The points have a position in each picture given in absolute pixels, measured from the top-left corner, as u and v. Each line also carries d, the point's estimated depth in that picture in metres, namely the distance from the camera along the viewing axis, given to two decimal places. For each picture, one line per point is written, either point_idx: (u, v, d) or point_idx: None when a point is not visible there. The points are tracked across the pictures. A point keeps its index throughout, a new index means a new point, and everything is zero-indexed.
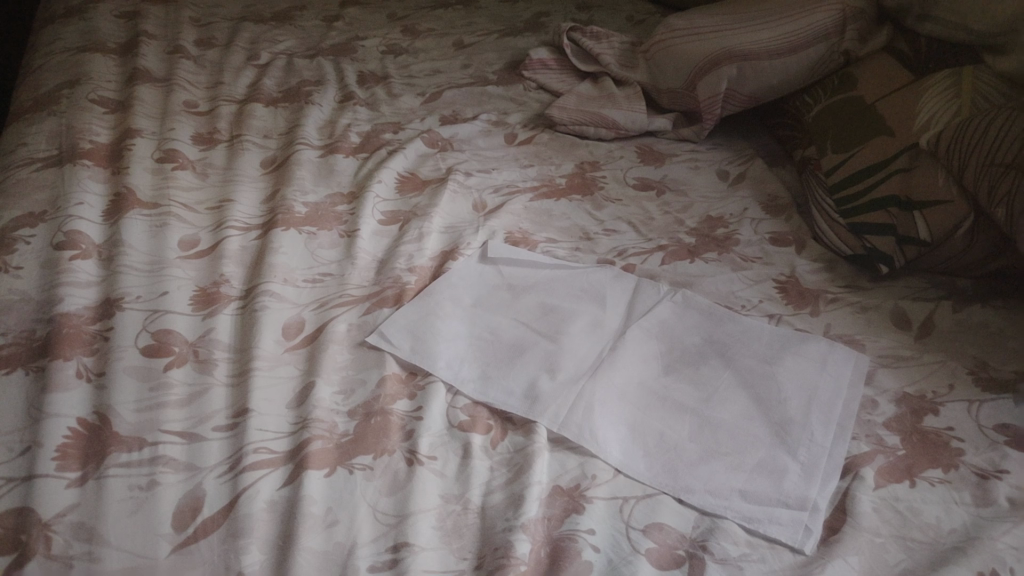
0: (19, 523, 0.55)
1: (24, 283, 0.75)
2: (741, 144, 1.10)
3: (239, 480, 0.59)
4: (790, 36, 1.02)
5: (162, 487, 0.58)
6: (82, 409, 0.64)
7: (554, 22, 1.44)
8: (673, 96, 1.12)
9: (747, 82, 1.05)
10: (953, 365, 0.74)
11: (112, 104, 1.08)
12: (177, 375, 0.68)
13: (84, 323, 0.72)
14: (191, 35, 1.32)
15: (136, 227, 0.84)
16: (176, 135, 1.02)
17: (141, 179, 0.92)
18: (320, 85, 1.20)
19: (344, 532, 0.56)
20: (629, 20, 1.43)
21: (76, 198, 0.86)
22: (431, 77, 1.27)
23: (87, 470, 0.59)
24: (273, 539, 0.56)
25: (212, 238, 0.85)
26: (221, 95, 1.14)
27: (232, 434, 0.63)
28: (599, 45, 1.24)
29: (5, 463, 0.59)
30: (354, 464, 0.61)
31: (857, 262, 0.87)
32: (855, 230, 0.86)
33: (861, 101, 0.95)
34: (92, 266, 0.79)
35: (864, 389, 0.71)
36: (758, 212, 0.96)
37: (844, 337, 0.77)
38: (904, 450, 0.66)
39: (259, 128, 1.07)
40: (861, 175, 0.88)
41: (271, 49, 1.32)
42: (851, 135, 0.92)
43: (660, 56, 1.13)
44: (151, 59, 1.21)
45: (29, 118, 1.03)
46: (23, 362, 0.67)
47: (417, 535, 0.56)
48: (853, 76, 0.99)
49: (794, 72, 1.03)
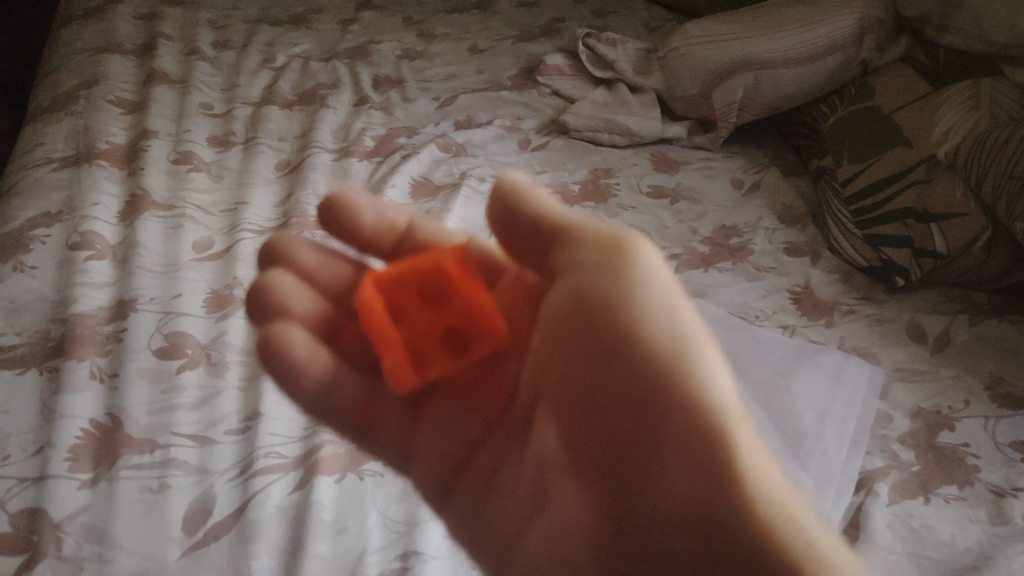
0: (31, 523, 0.56)
1: (39, 283, 0.76)
2: (757, 153, 1.09)
3: (250, 484, 0.59)
4: (807, 44, 1.01)
5: (173, 490, 0.59)
6: (94, 410, 0.64)
7: (569, 28, 1.44)
8: (687, 104, 1.12)
9: (764, 91, 1.04)
10: (970, 380, 0.73)
11: (129, 105, 1.09)
12: (189, 378, 0.68)
13: (98, 323, 0.72)
14: (208, 37, 1.33)
15: (150, 229, 0.85)
16: (191, 137, 1.02)
17: (156, 181, 0.93)
18: (335, 88, 1.21)
19: (354, 539, 0.56)
20: (645, 27, 1.43)
21: (92, 199, 0.87)
22: (446, 82, 1.27)
23: (99, 471, 0.59)
24: (283, 544, 0.56)
25: (225, 241, 0.85)
26: (236, 97, 1.15)
27: (242, 438, 0.63)
28: (614, 52, 1.26)
29: (18, 463, 0.60)
30: (364, 470, 0.61)
31: (872, 274, 0.86)
32: (872, 241, 0.85)
33: (879, 111, 0.94)
34: (106, 267, 0.79)
35: (878, 404, 0.71)
36: (773, 221, 0.95)
37: (859, 350, 0.77)
38: (919, 466, 0.65)
39: (274, 131, 1.08)
40: (878, 187, 0.88)
41: (287, 51, 1.32)
42: (868, 146, 0.92)
43: (676, 63, 1.13)
44: (168, 60, 1.22)
45: (46, 118, 1.03)
46: (38, 363, 0.68)
47: (425, 542, 0.56)
48: (871, 86, 0.99)
49: (811, 81, 1.02)
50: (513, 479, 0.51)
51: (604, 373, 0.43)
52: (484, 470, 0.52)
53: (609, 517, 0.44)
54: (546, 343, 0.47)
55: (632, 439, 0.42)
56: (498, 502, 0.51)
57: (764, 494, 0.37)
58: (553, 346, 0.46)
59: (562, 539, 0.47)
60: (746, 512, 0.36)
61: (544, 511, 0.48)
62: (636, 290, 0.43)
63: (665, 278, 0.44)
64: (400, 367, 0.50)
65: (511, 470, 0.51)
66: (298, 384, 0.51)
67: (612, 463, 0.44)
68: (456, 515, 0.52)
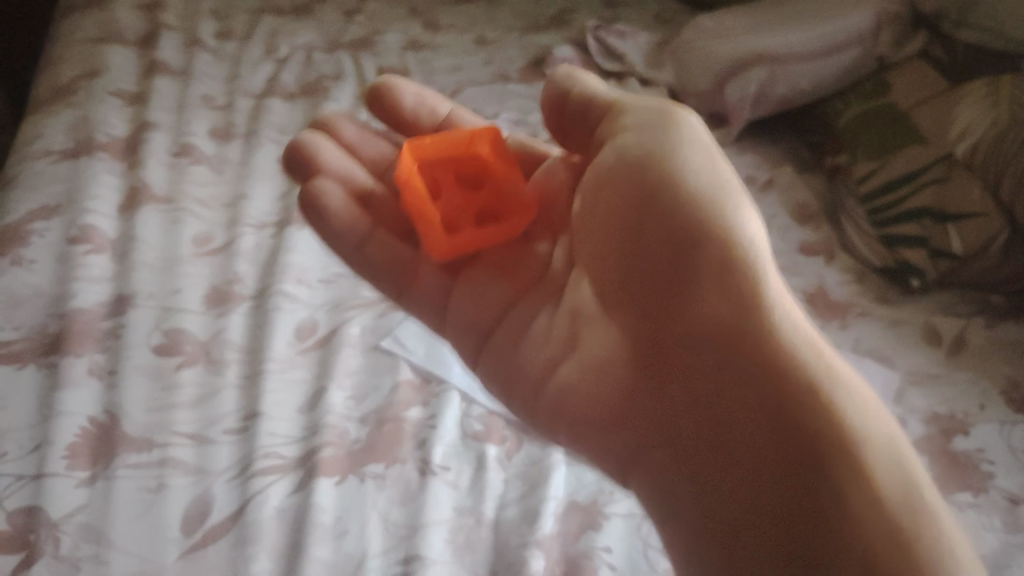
0: (28, 523, 0.55)
1: (37, 277, 0.75)
2: (772, 151, 1.05)
3: (249, 485, 0.58)
4: (824, 38, 0.99)
5: (171, 490, 0.57)
6: (92, 407, 0.63)
7: (577, 20, 1.42)
8: (700, 100, 1.09)
9: (778, 86, 1.02)
10: (985, 385, 0.72)
11: (130, 96, 1.08)
12: (188, 375, 0.67)
13: (97, 319, 0.71)
14: (210, 28, 1.31)
15: (150, 224, 0.83)
16: (192, 130, 1.01)
17: (157, 174, 0.91)
18: (339, 79, 1.19)
19: (354, 543, 0.55)
20: (655, 19, 1.41)
21: (92, 191, 0.86)
22: (451, 74, 1.25)
23: (97, 470, 0.58)
24: (283, 547, 0.55)
25: (226, 235, 0.84)
26: (239, 89, 1.13)
27: (242, 438, 0.62)
28: (624, 44, 1.23)
29: (15, 461, 0.59)
30: (365, 472, 0.60)
31: (888, 275, 0.85)
32: (888, 242, 0.84)
33: (895, 108, 0.92)
34: (105, 261, 0.78)
35: (893, 408, 0.69)
36: (788, 219, 0.93)
37: (873, 353, 0.75)
38: (933, 472, 0.64)
39: (276, 124, 1.06)
40: (895, 184, 0.85)
41: (290, 43, 1.31)
42: (884, 143, 0.89)
43: (691, 57, 1.10)
44: (169, 51, 1.20)
45: (46, 109, 1.02)
46: (35, 359, 0.67)
47: (429, 546, 0.55)
48: (887, 82, 0.96)
49: (826, 77, 1.00)
50: (541, 326, 0.56)
51: (651, 218, 0.50)
52: (518, 323, 0.57)
53: (640, 350, 0.50)
54: (594, 203, 0.54)
55: (674, 276, 0.49)
56: (533, 350, 0.56)
57: (787, 330, 0.44)
58: (602, 203, 0.53)
59: (592, 377, 0.52)
60: (773, 339, 0.44)
61: (577, 349, 0.54)
62: (684, 154, 0.50)
63: (712, 150, 0.51)
64: (433, 224, 0.58)
65: (539, 319, 0.57)
66: (343, 231, 0.62)
67: (649, 301, 0.50)
68: (489, 365, 0.58)
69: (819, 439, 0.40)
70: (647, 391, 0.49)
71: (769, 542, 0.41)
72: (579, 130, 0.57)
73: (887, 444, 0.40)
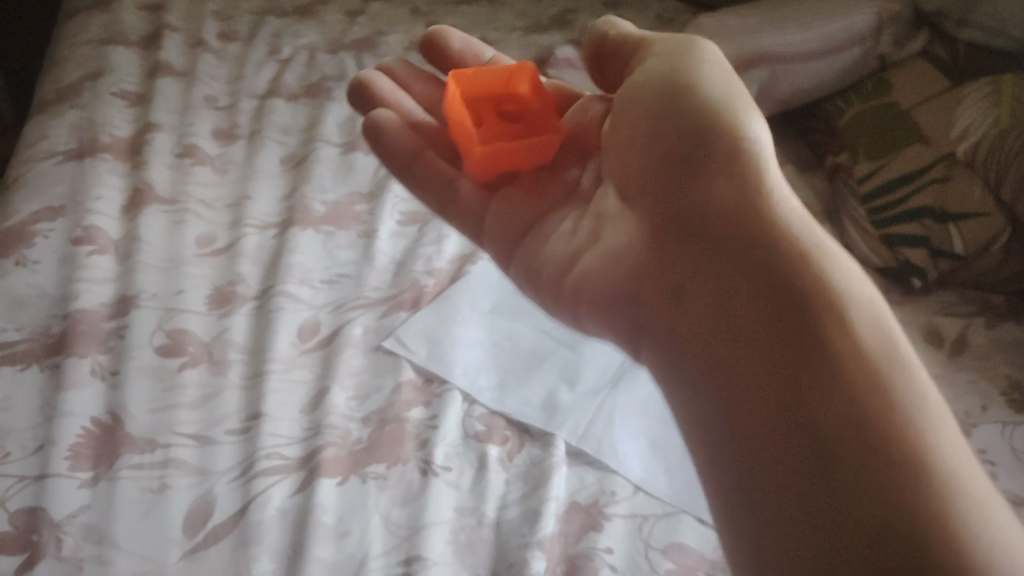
0: (31, 523, 0.55)
1: (41, 277, 0.75)
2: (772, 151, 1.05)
3: (252, 486, 0.58)
4: (825, 38, 0.99)
5: (173, 491, 0.57)
6: (95, 408, 0.63)
7: (580, 20, 1.42)
8: None
9: (779, 86, 1.02)
10: (986, 385, 0.72)
11: (133, 97, 1.08)
12: (190, 376, 0.67)
13: (100, 320, 0.71)
14: (214, 28, 1.32)
15: (154, 224, 0.84)
16: (196, 130, 1.01)
17: (160, 175, 0.92)
18: (342, 80, 1.19)
19: (356, 544, 0.55)
20: (657, 18, 1.41)
21: (95, 192, 0.86)
22: None
23: (100, 470, 0.58)
24: (285, 548, 0.55)
25: (229, 236, 0.84)
26: (242, 89, 1.14)
27: (244, 439, 0.62)
28: None
29: (18, 461, 0.59)
30: (367, 473, 0.60)
31: (889, 275, 0.85)
32: (889, 241, 0.83)
33: (896, 107, 0.92)
34: (109, 262, 0.78)
35: None
36: None
37: None
38: None
39: (279, 124, 1.06)
40: (897, 183, 0.85)
41: (293, 43, 1.31)
42: (886, 142, 0.89)
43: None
44: (173, 52, 1.21)
45: (50, 110, 1.02)
46: (39, 359, 0.67)
47: (430, 548, 0.55)
48: (888, 81, 0.96)
49: (827, 76, 1.00)
50: (565, 227, 0.58)
51: (671, 117, 0.53)
52: (545, 227, 0.58)
53: (654, 230, 0.52)
54: (618, 117, 0.57)
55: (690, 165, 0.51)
56: (553, 246, 0.57)
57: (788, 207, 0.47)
58: (626, 111, 0.56)
59: (608, 262, 0.53)
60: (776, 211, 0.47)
61: (594, 240, 0.55)
62: (699, 73, 0.54)
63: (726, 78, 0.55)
64: (472, 128, 0.59)
65: (565, 223, 0.58)
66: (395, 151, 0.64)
67: (665, 192, 0.52)
68: (518, 266, 0.60)
69: (814, 301, 0.42)
70: (658, 271, 0.50)
71: (764, 388, 0.42)
72: (612, 66, 0.61)
73: (872, 310, 0.42)
